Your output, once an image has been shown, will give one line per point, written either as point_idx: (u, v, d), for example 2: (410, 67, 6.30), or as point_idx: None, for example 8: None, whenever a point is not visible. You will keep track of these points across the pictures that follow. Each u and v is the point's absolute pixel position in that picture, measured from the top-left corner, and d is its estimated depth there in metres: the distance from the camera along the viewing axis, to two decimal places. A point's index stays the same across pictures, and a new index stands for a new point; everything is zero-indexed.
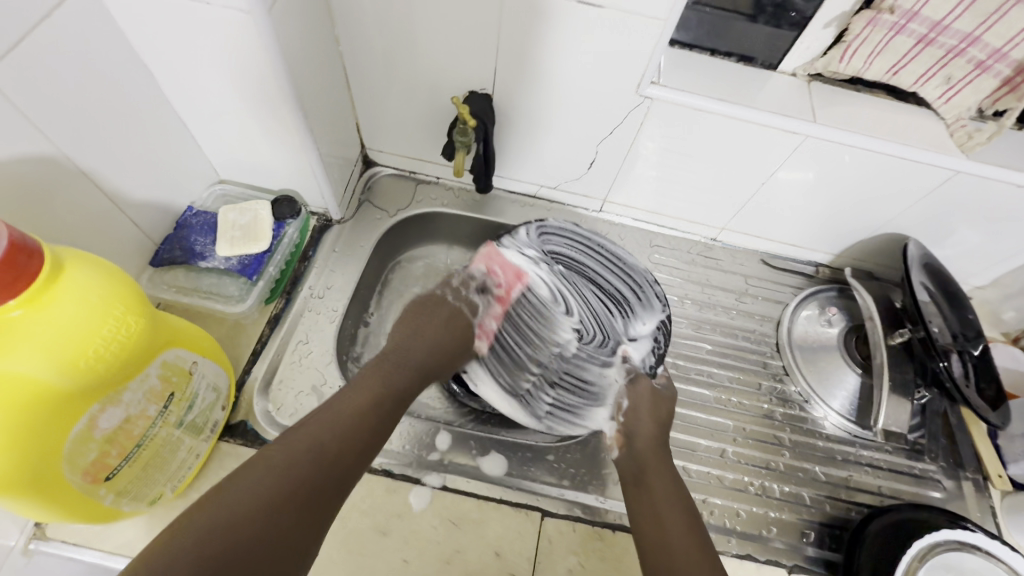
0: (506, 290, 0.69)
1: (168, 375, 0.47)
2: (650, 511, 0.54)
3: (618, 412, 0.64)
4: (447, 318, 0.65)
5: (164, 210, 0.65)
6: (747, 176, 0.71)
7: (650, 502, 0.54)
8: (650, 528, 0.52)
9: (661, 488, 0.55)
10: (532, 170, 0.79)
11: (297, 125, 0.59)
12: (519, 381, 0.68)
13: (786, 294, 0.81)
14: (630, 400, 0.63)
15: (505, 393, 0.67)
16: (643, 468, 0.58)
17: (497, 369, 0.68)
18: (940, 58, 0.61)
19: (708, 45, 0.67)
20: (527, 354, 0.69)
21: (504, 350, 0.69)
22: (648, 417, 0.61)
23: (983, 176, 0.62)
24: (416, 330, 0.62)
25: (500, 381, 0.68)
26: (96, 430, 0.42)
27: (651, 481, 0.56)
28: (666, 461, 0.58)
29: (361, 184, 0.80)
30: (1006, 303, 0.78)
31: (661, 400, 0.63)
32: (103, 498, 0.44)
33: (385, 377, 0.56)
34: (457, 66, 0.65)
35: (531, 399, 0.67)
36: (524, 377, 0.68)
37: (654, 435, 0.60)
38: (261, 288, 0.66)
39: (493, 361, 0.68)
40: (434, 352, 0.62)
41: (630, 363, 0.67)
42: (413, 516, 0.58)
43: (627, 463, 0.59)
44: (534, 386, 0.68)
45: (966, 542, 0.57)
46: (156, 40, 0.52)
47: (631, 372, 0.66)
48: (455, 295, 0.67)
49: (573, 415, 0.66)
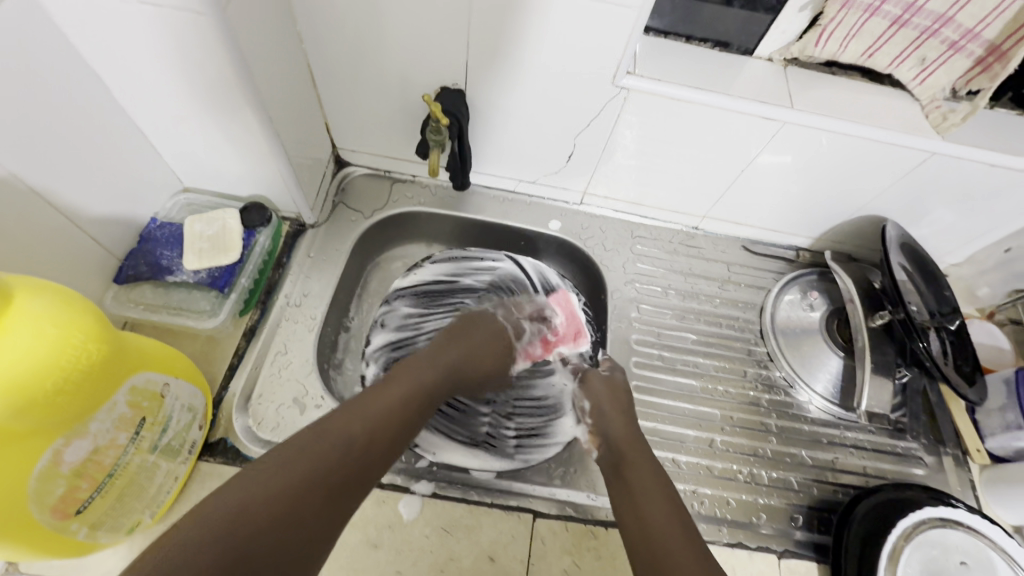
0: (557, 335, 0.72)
1: (138, 401, 0.45)
2: (629, 502, 0.54)
3: (583, 416, 0.66)
4: (490, 333, 0.66)
5: (125, 223, 0.62)
6: (726, 162, 0.70)
7: (629, 493, 0.54)
8: (630, 516, 0.53)
9: (638, 477, 0.55)
10: (509, 165, 0.77)
11: (263, 129, 0.57)
12: (476, 427, 0.67)
13: (768, 279, 0.81)
14: (591, 399, 0.64)
15: (466, 445, 0.66)
16: (621, 462, 0.58)
17: (447, 429, 0.66)
18: (914, 39, 0.61)
19: (684, 32, 0.66)
20: (468, 399, 0.69)
21: (448, 404, 0.68)
22: (613, 412, 0.62)
23: (958, 157, 0.62)
24: (463, 337, 0.64)
25: (456, 441, 0.66)
26: (62, 466, 0.40)
27: (629, 474, 0.56)
28: (643, 450, 0.59)
29: (334, 186, 0.78)
30: (981, 279, 0.79)
31: (617, 387, 0.65)
32: (76, 533, 0.43)
33: (417, 374, 0.56)
34: (427, 61, 0.63)
35: (496, 438, 0.67)
36: (480, 420, 0.68)
37: (627, 426, 0.61)
38: (234, 301, 0.64)
39: (441, 423, 0.67)
40: (473, 356, 0.63)
41: (572, 363, 0.72)
42: (404, 526, 0.57)
43: (606, 458, 0.60)
44: (492, 424, 0.68)
45: (948, 518, 0.59)
46: (102, 47, 0.49)
47: (579, 373, 0.70)
48: (506, 313, 0.70)
49: (541, 436, 0.67)
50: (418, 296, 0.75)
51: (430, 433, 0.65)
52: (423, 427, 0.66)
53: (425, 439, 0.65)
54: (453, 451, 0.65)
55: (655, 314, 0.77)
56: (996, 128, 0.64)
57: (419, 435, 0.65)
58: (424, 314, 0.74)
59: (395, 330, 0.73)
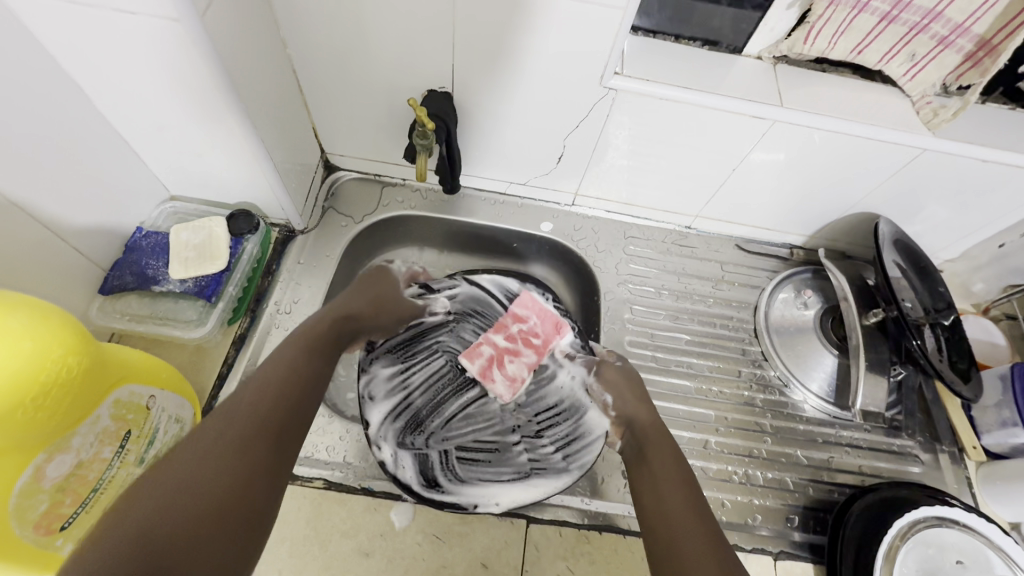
0: (544, 340, 0.70)
1: (122, 414, 0.45)
2: (649, 481, 0.54)
3: (606, 411, 0.64)
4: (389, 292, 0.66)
5: (110, 233, 0.62)
6: (717, 161, 0.69)
7: (651, 477, 0.54)
8: (649, 498, 0.53)
9: (660, 462, 0.55)
10: (499, 167, 0.76)
11: (247, 136, 0.56)
12: (515, 458, 0.64)
13: (761, 278, 0.81)
14: (613, 392, 0.64)
15: (519, 480, 0.62)
16: (644, 445, 0.58)
17: (492, 475, 0.62)
18: (903, 35, 0.60)
19: (672, 31, 0.66)
20: (492, 435, 0.66)
21: (478, 451, 0.65)
22: (633, 399, 0.63)
23: (949, 153, 0.62)
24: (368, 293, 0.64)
25: (507, 480, 0.62)
26: (44, 481, 0.40)
27: (651, 455, 0.56)
28: (667, 438, 0.58)
29: (324, 191, 0.77)
30: (975, 275, 0.79)
31: (632, 376, 0.65)
32: (61, 549, 0.42)
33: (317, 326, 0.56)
34: (413, 65, 0.62)
35: (541, 462, 0.64)
36: (517, 451, 0.65)
37: (648, 413, 0.61)
38: (221, 310, 0.63)
39: (483, 471, 0.63)
40: (361, 297, 0.63)
41: (580, 358, 0.69)
42: (397, 534, 0.57)
43: (629, 445, 0.60)
44: (529, 450, 0.65)
45: (945, 517, 0.59)
46: (81, 57, 0.48)
47: (591, 365, 0.68)
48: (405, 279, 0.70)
49: (580, 438, 0.65)
50: (391, 354, 0.69)
51: (479, 485, 0.61)
52: (469, 481, 0.61)
53: (478, 494, 0.59)
54: (510, 492, 0.60)
55: (649, 315, 0.77)
56: (988, 122, 0.64)
57: (472, 494, 0.59)
58: (408, 369, 0.69)
59: (387, 398, 0.66)
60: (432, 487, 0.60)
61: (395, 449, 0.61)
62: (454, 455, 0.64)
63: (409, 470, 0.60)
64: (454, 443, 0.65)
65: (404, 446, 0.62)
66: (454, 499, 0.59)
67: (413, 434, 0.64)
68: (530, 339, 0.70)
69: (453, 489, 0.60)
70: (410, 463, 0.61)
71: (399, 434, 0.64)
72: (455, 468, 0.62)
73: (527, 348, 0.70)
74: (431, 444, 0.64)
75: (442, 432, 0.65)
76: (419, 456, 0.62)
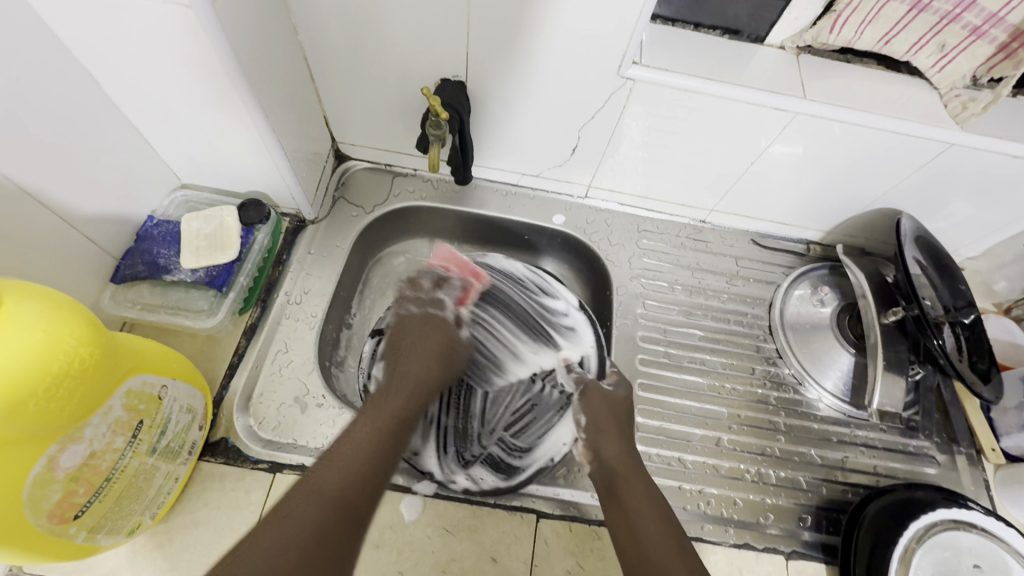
0: (465, 291, 0.71)
1: (134, 404, 0.46)
2: (625, 524, 0.51)
3: (579, 430, 0.63)
4: (434, 340, 0.64)
5: (121, 222, 0.62)
6: (735, 154, 0.68)
7: (624, 514, 0.52)
8: (627, 542, 0.50)
9: (633, 499, 0.53)
10: (512, 158, 0.75)
11: (259, 126, 0.55)
12: (549, 397, 0.69)
13: (777, 274, 0.79)
14: (589, 414, 0.62)
15: (566, 410, 0.67)
16: (613, 480, 0.55)
17: (544, 425, 0.66)
18: (934, 24, 0.58)
19: (692, 19, 0.64)
20: (522, 395, 0.69)
21: (520, 419, 0.67)
22: (610, 429, 0.60)
23: (978, 148, 0.60)
24: (411, 349, 0.63)
25: (558, 420, 0.67)
26: (57, 471, 0.40)
27: (624, 493, 0.54)
28: (638, 470, 0.56)
29: (335, 180, 0.77)
30: (997, 273, 0.77)
31: (619, 404, 0.62)
32: (75, 536, 0.43)
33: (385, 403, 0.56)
34: (425, 53, 0.61)
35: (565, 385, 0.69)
36: (547, 392, 0.69)
37: (620, 446, 0.58)
38: (232, 300, 0.63)
39: (536, 428, 0.66)
40: (426, 360, 0.62)
41: (576, 370, 0.69)
42: (407, 526, 0.57)
43: (599, 476, 0.57)
44: (557, 385, 0.69)
45: (961, 520, 0.58)
46: (88, 40, 0.47)
47: (581, 382, 0.67)
48: (416, 302, 0.68)
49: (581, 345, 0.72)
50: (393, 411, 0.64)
51: (543, 441, 0.65)
52: (534, 443, 0.65)
53: (548, 448, 0.65)
54: (567, 429, 0.66)
55: (662, 310, 0.76)
56: (1018, 117, 0.62)
57: (542, 450, 0.64)
58: None
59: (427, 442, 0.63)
60: (512, 474, 0.63)
61: (465, 472, 0.62)
62: (507, 434, 0.66)
63: (487, 476, 0.62)
64: (499, 428, 0.67)
65: (468, 462, 0.63)
66: (536, 467, 0.63)
67: (465, 448, 0.64)
68: (442, 283, 0.71)
69: (526, 457, 0.64)
70: (484, 470, 0.63)
71: (457, 456, 0.64)
72: (515, 444, 0.65)
73: (441, 290, 0.70)
74: (486, 442, 0.66)
75: (485, 427, 0.67)
76: (484, 460, 0.64)
